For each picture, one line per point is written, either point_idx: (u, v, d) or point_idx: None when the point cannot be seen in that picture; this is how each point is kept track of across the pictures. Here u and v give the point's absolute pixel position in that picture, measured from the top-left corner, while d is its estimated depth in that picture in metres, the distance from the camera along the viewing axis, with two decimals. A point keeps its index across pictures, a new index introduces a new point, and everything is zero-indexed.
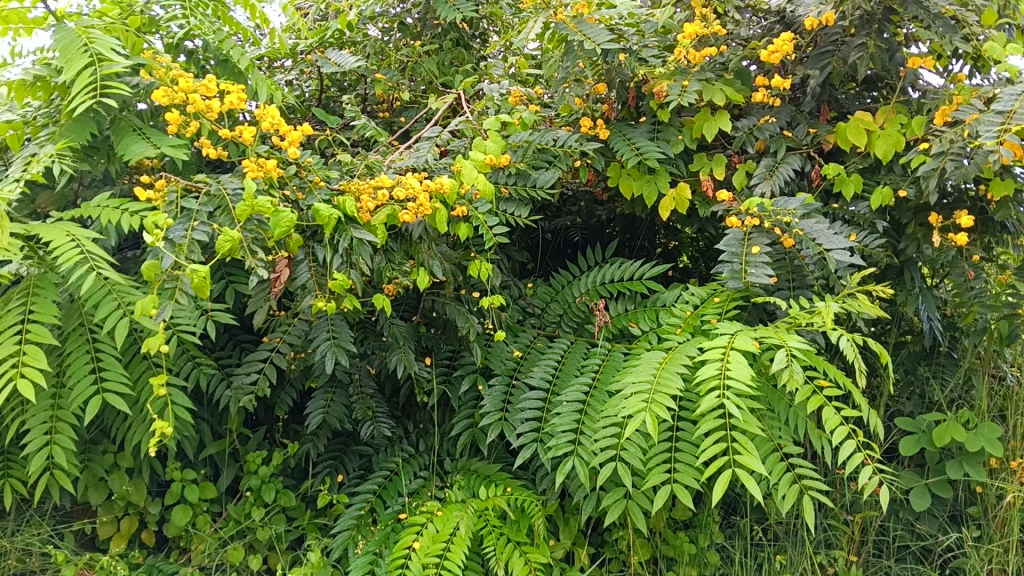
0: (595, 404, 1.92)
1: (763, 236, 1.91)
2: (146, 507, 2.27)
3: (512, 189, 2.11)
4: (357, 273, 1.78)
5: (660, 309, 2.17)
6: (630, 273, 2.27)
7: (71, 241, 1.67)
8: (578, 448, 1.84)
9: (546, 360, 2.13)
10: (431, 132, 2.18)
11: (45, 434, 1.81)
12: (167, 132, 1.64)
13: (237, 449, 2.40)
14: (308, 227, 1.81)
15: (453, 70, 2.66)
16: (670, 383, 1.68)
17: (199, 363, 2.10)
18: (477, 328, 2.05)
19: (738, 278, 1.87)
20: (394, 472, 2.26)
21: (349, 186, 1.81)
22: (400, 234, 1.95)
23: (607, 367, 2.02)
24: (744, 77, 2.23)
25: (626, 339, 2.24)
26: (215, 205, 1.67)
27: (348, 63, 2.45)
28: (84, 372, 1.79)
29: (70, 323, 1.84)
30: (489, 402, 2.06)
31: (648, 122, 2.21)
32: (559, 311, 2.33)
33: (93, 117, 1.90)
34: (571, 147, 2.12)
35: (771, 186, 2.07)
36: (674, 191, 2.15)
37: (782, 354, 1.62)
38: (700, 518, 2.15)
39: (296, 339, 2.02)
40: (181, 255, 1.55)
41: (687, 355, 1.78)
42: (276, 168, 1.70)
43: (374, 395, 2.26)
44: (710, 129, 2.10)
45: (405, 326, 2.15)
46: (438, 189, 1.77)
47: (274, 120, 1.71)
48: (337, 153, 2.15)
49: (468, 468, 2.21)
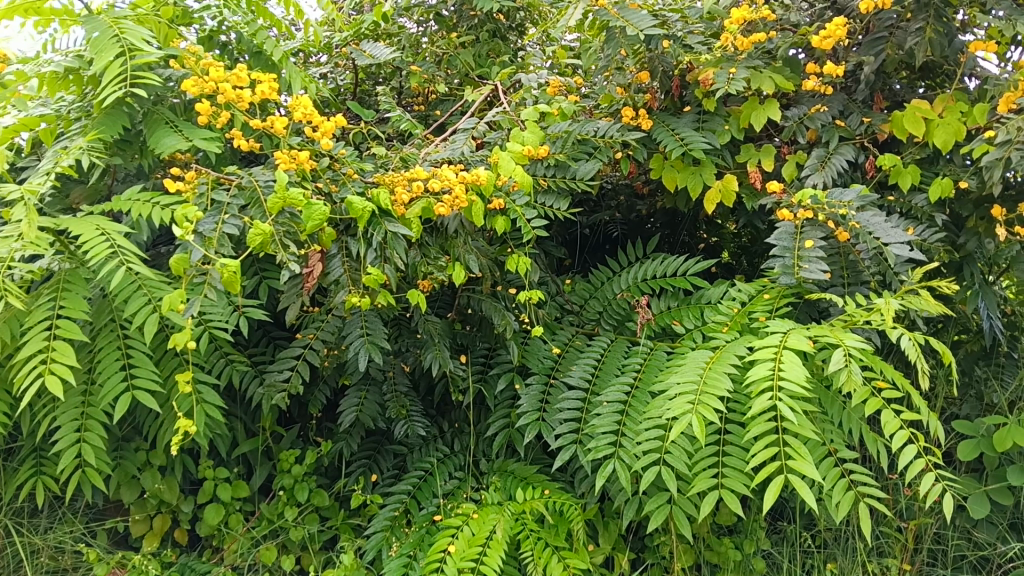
0: (637, 405, 1.84)
1: (816, 228, 1.80)
2: (179, 506, 2.25)
3: (550, 181, 2.00)
4: (391, 267, 1.72)
5: (705, 306, 2.08)
6: (673, 268, 2.18)
7: (100, 234, 1.62)
8: (619, 451, 1.76)
9: (586, 359, 2.06)
10: (468, 123, 2.11)
11: (75, 431, 1.79)
12: (197, 123, 1.60)
13: (270, 447, 2.37)
14: (341, 221, 1.76)
15: (490, 62, 2.60)
16: (717, 383, 1.60)
17: (232, 360, 2.07)
18: (514, 326, 1.98)
19: (791, 274, 1.78)
20: (429, 472, 2.20)
21: (382, 179, 1.75)
22: (435, 228, 1.89)
23: (649, 367, 1.95)
24: (794, 65, 2.13)
25: (668, 338, 2.15)
26: (245, 197, 1.62)
27: (383, 55, 2.40)
28: (114, 369, 1.76)
29: (100, 319, 1.81)
30: (526, 402, 1.99)
31: (693, 111, 2.11)
32: (598, 308, 2.25)
33: (125, 110, 1.88)
34: (614, 137, 2.02)
35: (824, 178, 1.97)
36: (720, 182, 2.05)
37: (839, 354, 1.53)
38: (744, 523, 2.07)
39: (329, 336, 1.96)
40: (212, 249, 1.50)
41: (735, 355, 1.70)
42: (309, 160, 1.65)
43: (408, 394, 2.20)
44: (758, 117, 2.01)
45: (440, 323, 2.09)
46: (474, 181, 1.71)
47: (306, 110, 1.65)
48: (371, 146, 2.09)
49: (505, 469, 2.14)
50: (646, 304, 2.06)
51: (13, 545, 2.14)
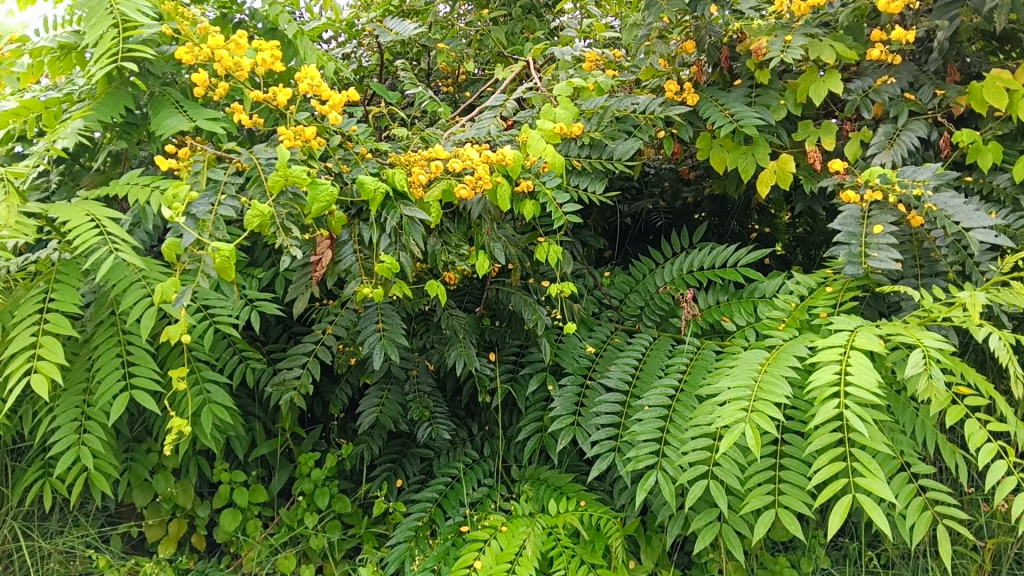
0: (682, 410, 1.66)
1: (886, 212, 1.58)
2: (195, 510, 2.10)
3: (585, 162, 1.82)
4: (407, 256, 1.56)
5: (758, 301, 1.86)
6: (723, 259, 1.98)
7: (90, 220, 1.51)
8: (662, 461, 1.59)
9: (625, 358, 1.88)
10: (495, 100, 1.93)
11: (76, 433, 1.67)
12: (193, 96, 1.45)
13: (291, 448, 2.21)
14: (353, 205, 1.60)
15: (524, 40, 2.42)
16: (775, 389, 1.41)
17: (246, 358, 1.92)
18: (545, 322, 1.81)
19: (857, 263, 1.57)
20: (456, 479, 2.03)
21: (398, 159, 1.61)
22: (458, 214, 1.72)
23: (695, 368, 1.76)
24: (857, 34, 1.90)
25: (718, 335, 1.95)
26: (247, 176, 1.47)
27: (407, 30, 2.21)
28: (113, 366, 1.63)
29: (100, 313, 1.69)
30: (559, 405, 1.82)
31: (744, 84, 1.92)
32: (639, 303, 2.07)
33: (129, 90, 1.74)
34: (655, 112, 1.82)
35: (892, 156, 1.76)
36: (775, 163, 1.85)
37: (917, 356, 1.33)
38: (801, 540, 1.85)
39: (344, 330, 1.83)
40: (204, 232, 1.37)
41: (795, 355, 1.50)
42: (316, 137, 1.50)
43: (433, 394, 2.04)
44: (817, 91, 1.80)
45: (465, 318, 1.93)
46: (500, 161, 1.55)
47: (313, 82, 1.50)
48: (391, 128, 1.93)
49: (537, 476, 1.96)
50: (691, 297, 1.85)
51: (21, 551, 2.01)
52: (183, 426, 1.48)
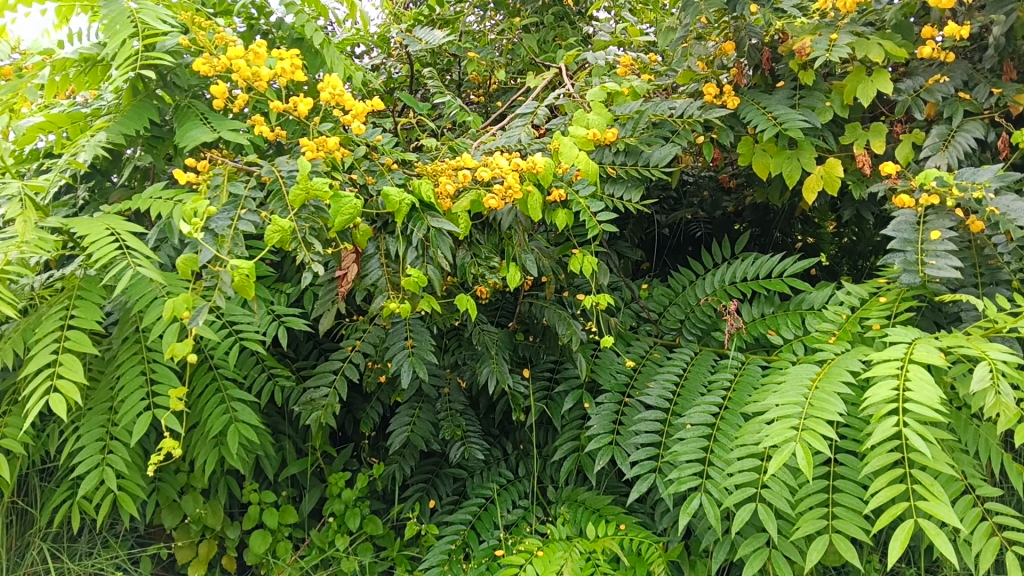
0: (727, 429, 1.58)
1: (944, 218, 1.47)
2: (225, 531, 2.04)
3: (620, 169, 1.74)
4: (435, 269, 1.50)
5: (806, 312, 1.76)
6: (767, 269, 1.88)
7: (109, 235, 1.48)
8: (706, 483, 1.51)
9: (665, 375, 1.80)
10: (526, 107, 1.86)
11: (99, 453, 1.64)
12: (213, 108, 1.42)
13: (322, 468, 2.14)
14: (379, 217, 1.54)
15: (556, 49, 2.36)
16: (827, 406, 1.33)
17: (275, 376, 1.87)
18: (580, 336, 1.73)
19: (914, 271, 1.45)
20: (491, 500, 1.95)
21: (425, 169, 1.55)
22: (488, 225, 1.66)
23: (741, 384, 1.67)
24: (905, 31, 1.79)
25: (764, 349, 1.84)
26: (268, 190, 1.42)
27: (436, 38, 2.16)
28: (136, 384, 1.61)
29: (124, 330, 1.67)
30: (596, 423, 1.74)
31: (786, 86, 1.83)
32: (679, 316, 1.98)
33: (154, 104, 1.73)
34: (693, 116, 1.73)
35: (947, 159, 1.65)
36: (822, 168, 1.77)
37: (983, 369, 1.23)
38: (855, 565, 1.72)
39: (372, 346, 1.78)
40: (223, 249, 1.31)
41: (848, 370, 1.41)
42: (340, 148, 1.45)
43: (465, 412, 1.97)
44: (865, 91, 1.71)
45: (498, 333, 1.87)
46: (530, 169, 1.49)
47: (335, 91, 1.45)
48: (419, 138, 1.87)
49: (574, 498, 1.89)
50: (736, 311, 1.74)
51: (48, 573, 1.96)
52: (171, 449, 1.43)
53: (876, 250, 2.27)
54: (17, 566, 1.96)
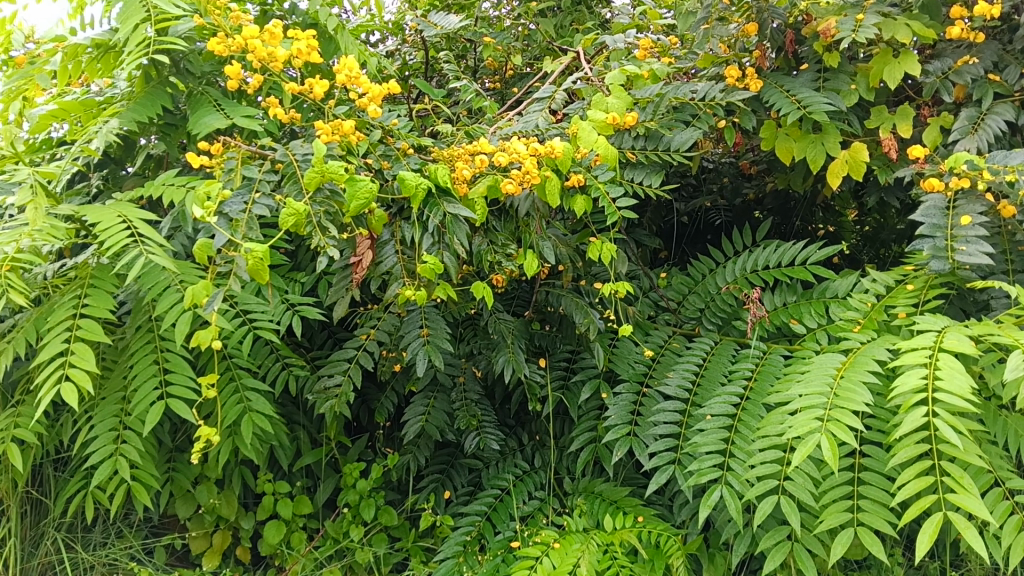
0: (748, 420, 1.55)
1: (974, 202, 1.43)
2: (239, 522, 2.03)
3: (640, 154, 1.70)
4: (451, 257, 1.48)
5: (830, 301, 1.72)
6: (790, 256, 1.84)
7: (121, 222, 1.46)
8: (727, 475, 1.48)
9: (684, 365, 1.77)
10: (544, 91, 1.82)
11: (113, 443, 1.63)
12: (226, 90, 1.39)
13: (337, 459, 2.12)
14: (394, 203, 1.52)
15: (573, 33, 2.32)
16: (854, 396, 1.29)
17: (289, 365, 1.85)
18: (598, 325, 1.70)
19: (943, 257, 1.42)
20: (506, 492, 1.93)
21: (442, 154, 1.53)
22: (505, 212, 1.62)
23: (762, 374, 1.64)
24: (933, 13, 1.75)
25: (787, 338, 1.80)
26: (282, 174, 1.39)
27: (452, 24, 2.11)
28: (149, 373, 1.59)
29: (137, 319, 1.66)
30: (614, 413, 1.71)
31: (810, 68, 1.78)
32: (698, 305, 1.94)
33: (167, 89, 1.70)
34: (716, 99, 1.69)
35: (977, 143, 1.60)
36: (846, 152, 1.73)
37: (1017, 357, 1.18)
38: (878, 559, 1.68)
39: (387, 335, 1.75)
40: (238, 233, 1.29)
41: (874, 359, 1.38)
42: (355, 132, 1.42)
43: (481, 402, 1.94)
44: (892, 73, 1.67)
45: (514, 322, 1.84)
46: (548, 154, 1.46)
47: (351, 73, 1.42)
48: (434, 124, 1.84)
49: (591, 489, 1.85)
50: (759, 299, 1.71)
51: (63, 563, 1.95)
52: (210, 435, 1.41)
53: (899, 238, 2.23)
54: (30, 556, 1.95)
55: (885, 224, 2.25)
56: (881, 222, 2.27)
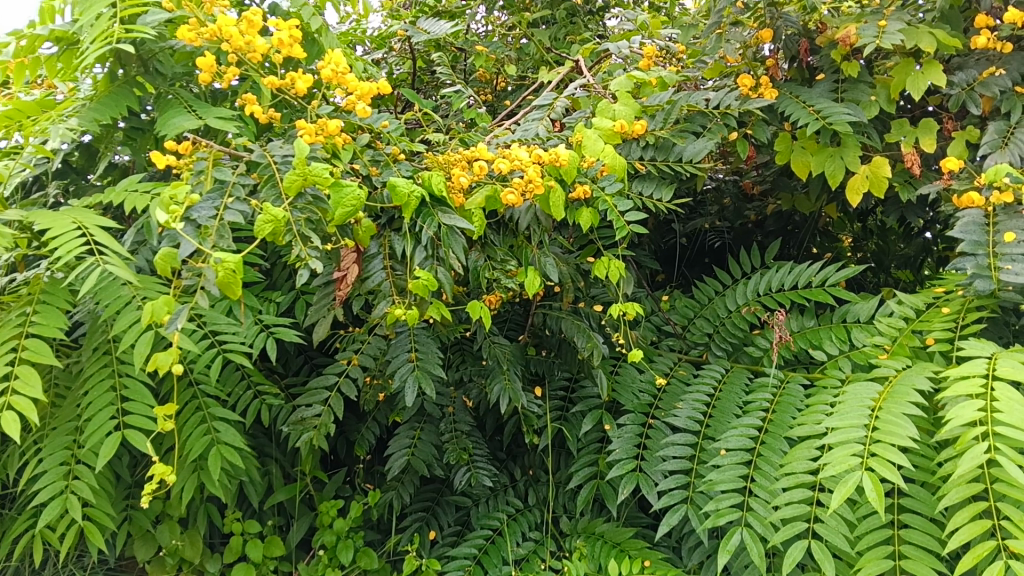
0: (769, 455, 1.41)
1: (1016, 217, 1.32)
2: (203, 565, 1.83)
3: (649, 165, 1.58)
4: (446, 272, 1.33)
5: (852, 326, 1.59)
6: (805, 278, 1.72)
7: (76, 229, 1.30)
8: (748, 516, 1.34)
9: (694, 394, 1.63)
10: (544, 98, 1.69)
11: (62, 479, 1.45)
12: (200, 82, 1.27)
13: (312, 495, 1.94)
14: (383, 212, 1.38)
15: (569, 46, 2.21)
16: (898, 430, 1.16)
17: (261, 393, 1.68)
18: (602, 350, 1.56)
19: (986, 277, 1.30)
20: (498, 532, 1.76)
21: (436, 159, 1.40)
22: (503, 224, 1.49)
23: (781, 405, 1.51)
24: (954, 23, 1.65)
25: (805, 365, 1.67)
26: (259, 177, 1.24)
27: (444, 31, 1.99)
28: (104, 402, 1.42)
29: (93, 339, 1.49)
30: (618, 447, 1.57)
31: (827, 78, 1.67)
32: (707, 330, 1.81)
33: (134, 89, 1.55)
34: (730, 107, 1.57)
35: (1011, 156, 1.48)
36: (866, 167, 1.62)
37: None
38: None
39: (372, 360, 1.59)
40: (206, 241, 1.12)
41: (914, 389, 1.25)
42: (341, 134, 1.30)
43: (472, 434, 1.79)
44: (916, 83, 1.56)
45: (510, 346, 1.69)
46: (553, 161, 1.34)
47: (337, 69, 1.28)
48: (424, 132, 1.70)
49: (592, 530, 1.70)
50: (784, 319, 1.58)
51: None
52: (166, 474, 1.25)
53: (901, 263, 2.21)
54: None
55: (884, 249, 2.23)
56: (880, 248, 2.24)
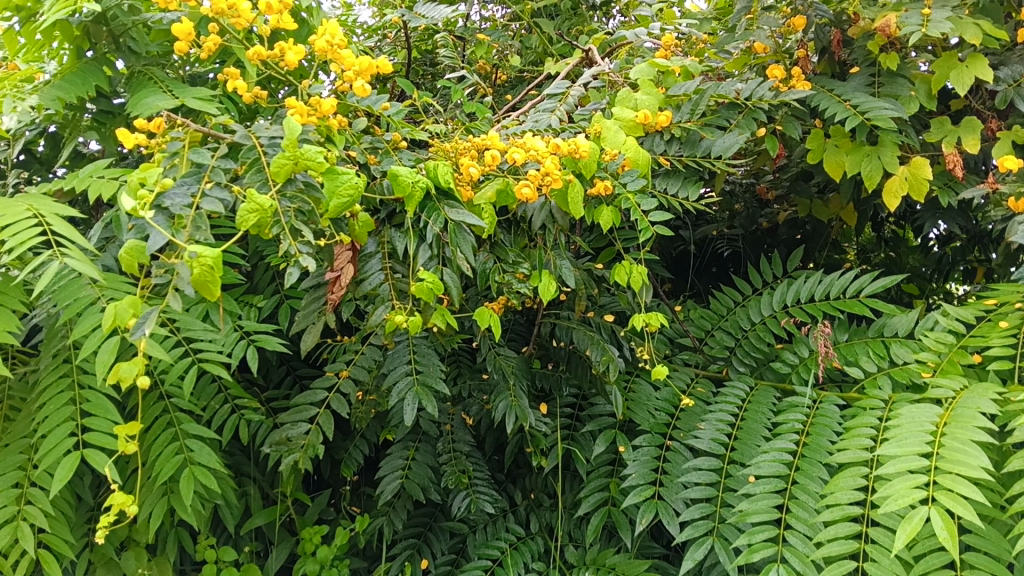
0: (806, 483, 1.27)
1: None
2: None
3: (676, 161, 1.44)
4: (452, 274, 1.18)
5: (891, 340, 1.46)
6: (836, 288, 1.59)
7: (30, 218, 1.14)
8: (784, 551, 1.20)
9: (717, 414, 1.49)
10: (557, 86, 1.55)
11: (14, 505, 1.28)
12: (175, 50, 1.12)
13: (293, 519, 1.77)
14: (383, 206, 1.23)
15: (575, 38, 2.08)
16: (968, 459, 1.02)
17: (241, 409, 1.52)
18: (618, 364, 1.41)
19: None
20: (499, 563, 1.60)
21: (442, 148, 1.25)
22: (514, 223, 1.35)
23: (816, 426, 1.37)
24: (995, 17, 1.53)
25: (837, 383, 1.54)
26: (243, 161, 1.08)
27: (443, 15, 1.83)
28: (62, 417, 1.26)
29: (50, 346, 1.33)
30: (634, 470, 1.42)
31: (862, 72, 1.53)
32: (727, 343, 1.67)
33: (104, 66, 1.40)
34: (762, 99, 1.44)
35: None
36: (905, 168, 1.49)
37: None
38: None
39: (366, 372, 1.44)
40: (179, 234, 0.96)
41: (979, 412, 1.12)
42: (336, 115, 1.16)
43: (471, 455, 1.64)
44: (961, 78, 1.44)
45: (516, 359, 1.55)
46: (572, 152, 1.19)
47: (333, 41, 1.14)
48: (423, 122, 1.55)
49: (602, 561, 1.54)
50: (825, 331, 1.45)
51: None
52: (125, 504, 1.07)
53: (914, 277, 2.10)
54: None
55: (896, 260, 2.11)
56: (892, 258, 2.12)
